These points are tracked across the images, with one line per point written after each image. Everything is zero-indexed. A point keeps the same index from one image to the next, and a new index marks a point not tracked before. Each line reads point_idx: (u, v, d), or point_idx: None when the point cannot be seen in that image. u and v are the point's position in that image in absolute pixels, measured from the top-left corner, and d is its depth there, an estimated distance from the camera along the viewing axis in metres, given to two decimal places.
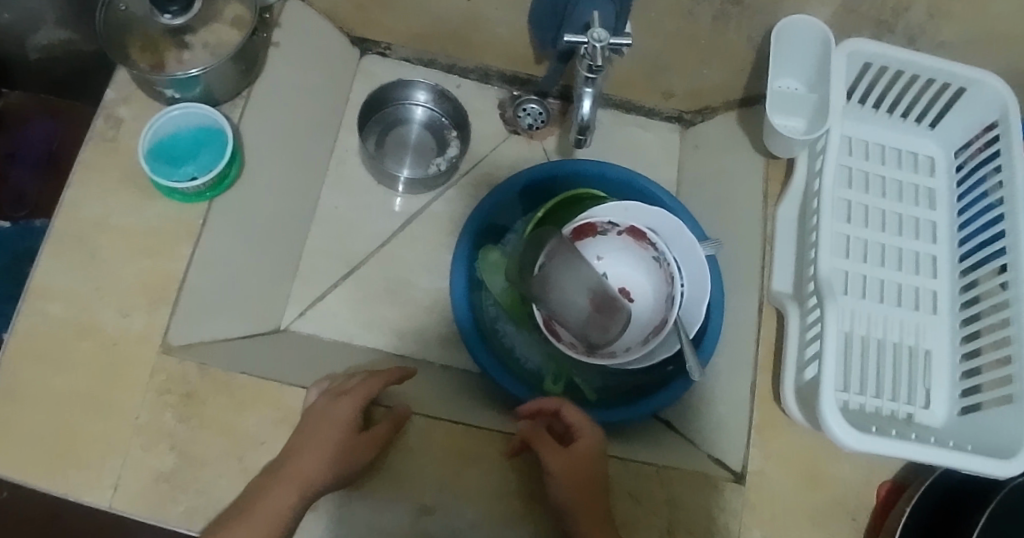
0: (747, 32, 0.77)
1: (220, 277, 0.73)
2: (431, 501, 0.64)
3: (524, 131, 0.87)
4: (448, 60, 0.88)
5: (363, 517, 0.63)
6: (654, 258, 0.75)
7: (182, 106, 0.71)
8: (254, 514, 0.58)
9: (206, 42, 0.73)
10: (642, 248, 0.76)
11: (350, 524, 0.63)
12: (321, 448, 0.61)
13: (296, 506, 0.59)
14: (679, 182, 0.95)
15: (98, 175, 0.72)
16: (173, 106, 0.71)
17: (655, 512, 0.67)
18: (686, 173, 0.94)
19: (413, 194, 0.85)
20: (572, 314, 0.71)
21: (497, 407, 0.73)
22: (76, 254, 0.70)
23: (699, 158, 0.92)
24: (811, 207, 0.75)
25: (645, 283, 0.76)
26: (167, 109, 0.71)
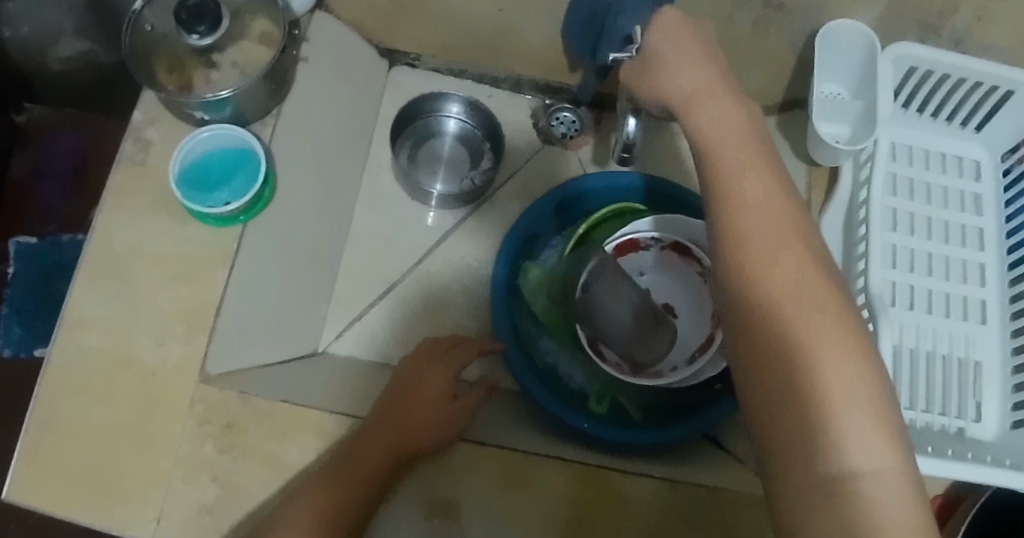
0: (789, 37, 0.75)
1: (256, 301, 0.71)
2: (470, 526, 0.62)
3: (558, 141, 0.85)
4: (478, 70, 0.85)
5: None
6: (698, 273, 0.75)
7: (212, 127, 0.69)
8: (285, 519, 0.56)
9: (235, 61, 0.72)
10: (685, 264, 0.75)
11: None
12: (360, 469, 0.59)
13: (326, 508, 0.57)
14: None
15: (131, 199, 0.71)
16: (204, 127, 0.69)
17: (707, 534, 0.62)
18: None
19: (448, 209, 0.83)
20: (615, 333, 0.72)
21: (541, 429, 0.72)
22: (110, 282, 0.68)
23: None
24: (858, 217, 0.74)
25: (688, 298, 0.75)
26: (198, 130, 0.69)
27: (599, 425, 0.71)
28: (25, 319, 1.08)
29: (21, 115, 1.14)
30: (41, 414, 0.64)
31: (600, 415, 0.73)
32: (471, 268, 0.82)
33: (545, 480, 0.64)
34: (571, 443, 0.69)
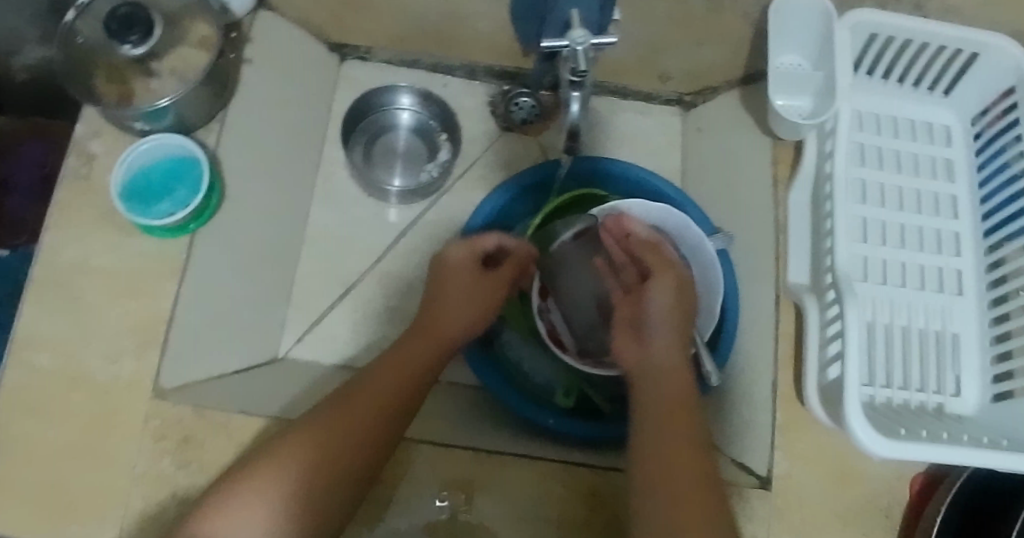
0: (745, 9, 0.72)
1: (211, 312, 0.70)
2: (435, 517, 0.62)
3: (518, 127, 0.81)
4: (430, 59, 0.83)
5: None
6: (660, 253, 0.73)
7: (152, 138, 0.68)
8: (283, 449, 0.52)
9: (174, 68, 0.70)
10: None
11: None
12: (346, 435, 0.54)
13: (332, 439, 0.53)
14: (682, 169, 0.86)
15: (78, 215, 0.70)
16: (143, 139, 0.68)
17: None
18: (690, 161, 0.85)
19: (407, 204, 0.80)
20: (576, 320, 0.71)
21: (507, 427, 0.70)
22: (59, 299, 0.67)
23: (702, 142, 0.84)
24: (824, 193, 0.71)
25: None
26: (137, 143, 0.68)
27: (565, 420, 0.69)
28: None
29: None
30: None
31: (567, 409, 0.72)
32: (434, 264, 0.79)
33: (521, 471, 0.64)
34: (539, 442, 0.68)
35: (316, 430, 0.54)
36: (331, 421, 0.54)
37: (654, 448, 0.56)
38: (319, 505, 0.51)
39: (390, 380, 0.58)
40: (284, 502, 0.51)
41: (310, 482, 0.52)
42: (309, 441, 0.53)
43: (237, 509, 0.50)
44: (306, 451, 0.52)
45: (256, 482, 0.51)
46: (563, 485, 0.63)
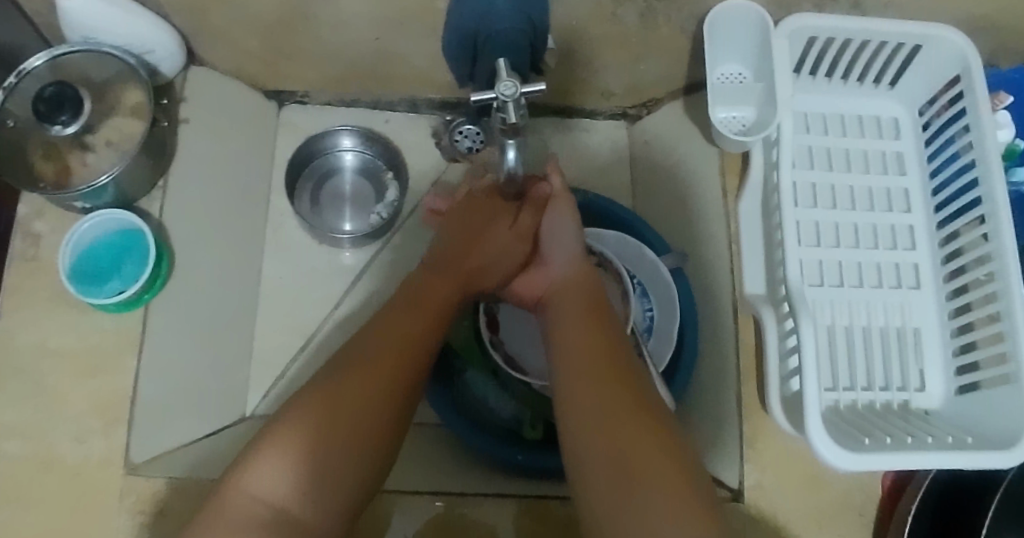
0: (679, 23, 0.71)
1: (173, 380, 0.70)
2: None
3: (464, 156, 0.80)
4: (371, 97, 0.81)
5: None
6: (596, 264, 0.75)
7: (93, 216, 0.68)
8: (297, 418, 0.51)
9: (109, 139, 0.70)
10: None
11: None
12: (393, 378, 0.54)
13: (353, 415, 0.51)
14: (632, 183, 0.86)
15: (28, 298, 0.70)
16: (82, 221, 0.69)
17: None
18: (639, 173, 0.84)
19: (362, 247, 0.80)
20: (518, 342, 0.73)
21: (479, 465, 0.71)
22: (19, 386, 0.67)
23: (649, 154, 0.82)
24: (773, 202, 0.71)
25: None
26: (79, 222, 0.68)
27: (531, 454, 0.69)
28: None
29: None
30: None
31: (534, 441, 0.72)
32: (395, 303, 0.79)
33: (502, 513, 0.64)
34: (506, 479, 0.69)
35: (343, 378, 0.53)
36: (380, 368, 0.54)
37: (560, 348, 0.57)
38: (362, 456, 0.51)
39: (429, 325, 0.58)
40: (332, 453, 0.50)
41: (355, 431, 0.51)
42: (362, 389, 0.52)
43: (288, 454, 0.49)
44: (362, 406, 0.52)
45: (307, 432, 0.50)
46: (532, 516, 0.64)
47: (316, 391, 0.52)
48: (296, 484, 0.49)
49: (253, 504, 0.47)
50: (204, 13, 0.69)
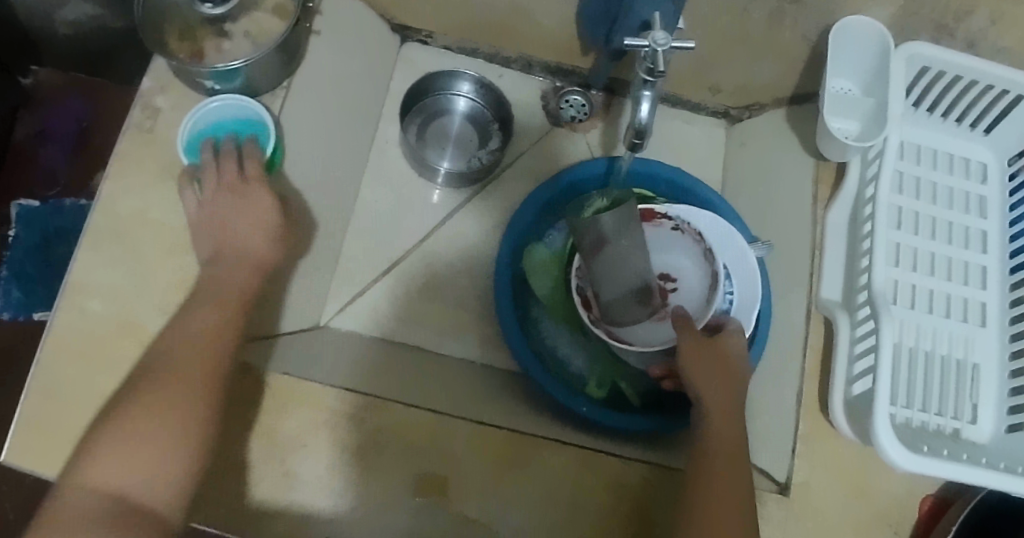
0: (803, 30, 0.74)
1: None
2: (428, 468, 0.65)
3: (566, 123, 0.83)
4: (490, 49, 0.83)
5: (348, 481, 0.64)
6: (671, 227, 0.74)
7: (222, 97, 0.70)
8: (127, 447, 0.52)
9: (247, 31, 0.71)
10: (653, 225, 0.74)
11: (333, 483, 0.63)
12: (178, 387, 0.55)
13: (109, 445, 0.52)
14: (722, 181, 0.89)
15: (136, 167, 0.71)
16: (213, 97, 0.70)
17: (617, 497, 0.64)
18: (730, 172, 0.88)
19: (453, 188, 0.81)
20: (624, 314, 0.71)
21: (541, 413, 0.71)
22: (115, 250, 0.69)
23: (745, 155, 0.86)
24: (864, 214, 0.74)
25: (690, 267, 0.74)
26: (207, 100, 0.70)
27: (594, 411, 0.71)
28: (25, 281, 1.03)
29: (26, 78, 1.10)
30: (42, 376, 0.65)
31: (598, 399, 0.72)
32: (476, 247, 0.80)
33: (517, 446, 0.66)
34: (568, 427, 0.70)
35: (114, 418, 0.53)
36: (166, 384, 0.55)
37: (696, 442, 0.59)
38: (176, 468, 0.53)
39: (191, 341, 0.57)
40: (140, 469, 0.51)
41: (172, 438, 0.53)
42: (145, 412, 0.53)
43: (111, 466, 0.51)
44: (116, 439, 0.52)
45: (115, 449, 0.51)
46: (585, 465, 0.65)
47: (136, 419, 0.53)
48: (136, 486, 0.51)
49: (95, 501, 0.49)
50: None
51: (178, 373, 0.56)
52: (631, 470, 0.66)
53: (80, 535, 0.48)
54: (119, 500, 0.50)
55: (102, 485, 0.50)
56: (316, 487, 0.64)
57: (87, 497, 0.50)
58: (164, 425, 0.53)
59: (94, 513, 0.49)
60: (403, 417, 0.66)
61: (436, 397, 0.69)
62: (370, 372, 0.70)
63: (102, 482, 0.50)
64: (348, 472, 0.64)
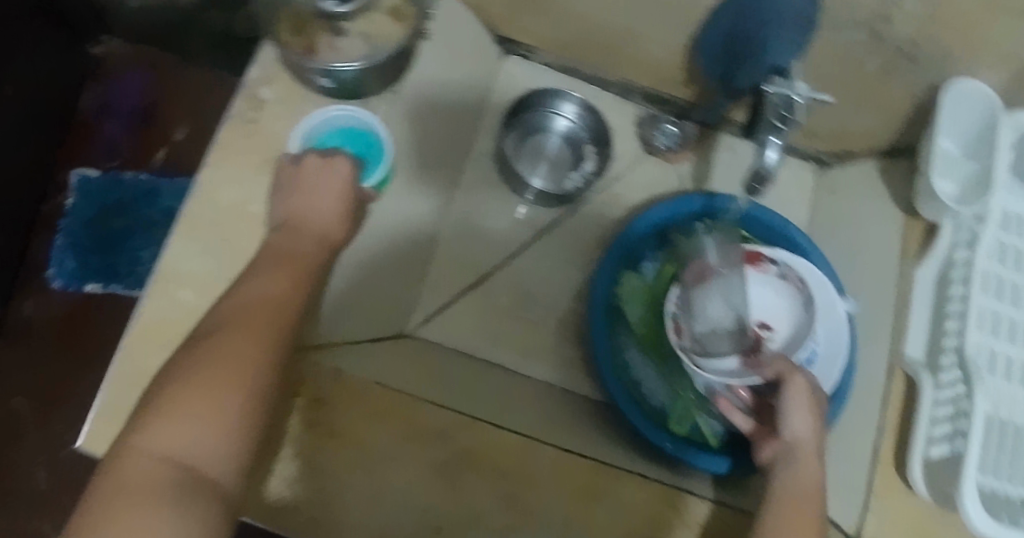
0: (911, 86, 0.75)
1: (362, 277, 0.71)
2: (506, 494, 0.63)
3: (660, 152, 0.82)
4: (591, 71, 0.84)
5: (417, 499, 0.62)
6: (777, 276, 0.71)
7: (342, 108, 0.69)
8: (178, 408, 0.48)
9: (363, 31, 0.70)
10: (761, 271, 0.71)
11: (398, 503, 0.61)
12: (236, 351, 0.51)
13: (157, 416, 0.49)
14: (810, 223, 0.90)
15: (238, 158, 0.70)
16: (336, 106, 0.69)
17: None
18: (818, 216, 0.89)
19: (543, 205, 0.81)
20: (713, 344, 0.68)
21: (622, 443, 0.71)
22: (209, 241, 0.68)
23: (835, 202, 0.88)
24: (954, 275, 0.75)
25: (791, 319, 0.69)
26: (328, 108, 0.69)
27: (677, 447, 0.70)
28: (80, 253, 1.04)
29: (97, 48, 1.10)
30: (123, 365, 0.64)
31: (680, 436, 0.71)
32: (559, 269, 0.80)
33: (598, 479, 0.65)
34: (647, 462, 0.69)
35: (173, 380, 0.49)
36: (225, 342, 0.52)
37: (771, 503, 0.56)
38: (235, 433, 0.49)
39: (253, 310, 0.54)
40: (196, 434, 0.47)
41: (226, 405, 0.49)
42: (204, 370, 0.49)
43: (167, 427, 0.47)
44: (176, 401, 0.48)
45: (173, 408, 0.48)
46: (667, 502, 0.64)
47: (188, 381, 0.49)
48: (190, 451, 0.47)
49: (150, 461, 0.46)
50: None
51: (242, 336, 0.52)
52: (713, 514, 0.65)
53: (131, 498, 0.44)
54: (175, 464, 0.46)
55: (156, 448, 0.46)
56: (388, 508, 0.61)
57: (142, 458, 0.46)
58: (221, 386, 0.49)
59: (147, 475, 0.45)
60: (490, 440, 0.65)
61: (514, 418, 0.69)
62: (458, 387, 0.70)
63: (158, 443, 0.46)
64: (420, 497, 0.61)
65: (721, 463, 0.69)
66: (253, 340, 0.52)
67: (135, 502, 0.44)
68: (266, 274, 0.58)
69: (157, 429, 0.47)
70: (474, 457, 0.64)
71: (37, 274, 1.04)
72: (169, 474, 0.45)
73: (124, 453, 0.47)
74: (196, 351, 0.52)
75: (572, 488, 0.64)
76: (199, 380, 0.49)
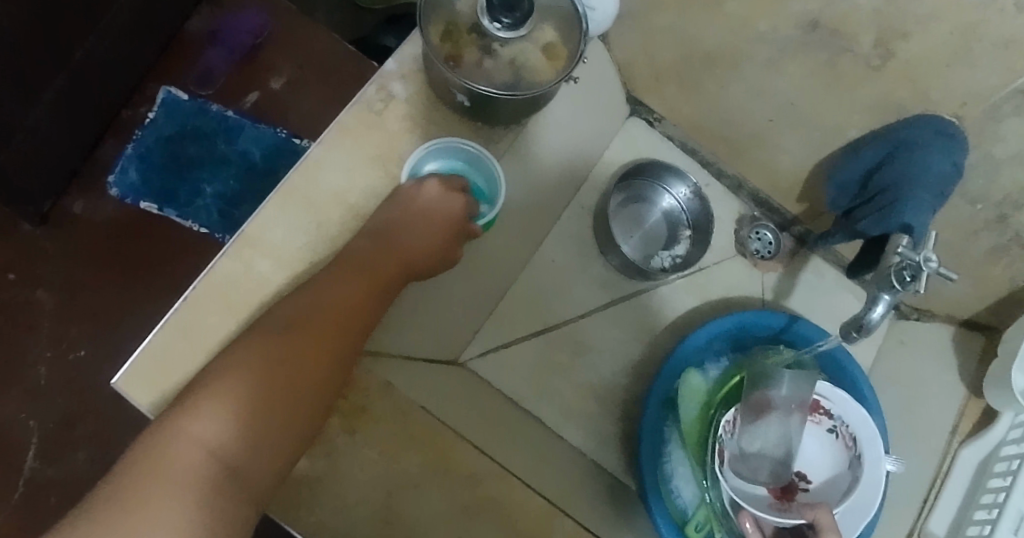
0: (1014, 273, 0.75)
1: (440, 296, 0.70)
2: None
3: (751, 256, 0.84)
4: (708, 157, 0.84)
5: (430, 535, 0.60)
6: (828, 430, 0.74)
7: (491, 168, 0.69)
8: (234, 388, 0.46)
9: (513, 59, 0.69)
10: (814, 421, 0.74)
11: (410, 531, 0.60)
12: (300, 359, 0.49)
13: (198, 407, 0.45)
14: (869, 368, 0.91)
15: (353, 143, 0.68)
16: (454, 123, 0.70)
17: None
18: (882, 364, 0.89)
19: (625, 274, 0.82)
20: (754, 471, 0.68)
21: (637, 533, 0.69)
22: (300, 215, 0.66)
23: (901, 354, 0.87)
24: (994, 467, 0.74)
25: (830, 475, 0.72)
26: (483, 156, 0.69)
27: None
28: (146, 167, 1.03)
29: None
30: (184, 313, 0.62)
31: None
32: (623, 340, 0.81)
33: None
34: None
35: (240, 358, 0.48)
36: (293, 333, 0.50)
37: None
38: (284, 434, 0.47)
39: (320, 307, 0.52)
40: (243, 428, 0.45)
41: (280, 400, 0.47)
42: (258, 365, 0.47)
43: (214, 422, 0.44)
44: (234, 382, 0.46)
45: (220, 395, 0.45)
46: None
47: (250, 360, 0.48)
48: (235, 445, 0.44)
49: (193, 450, 0.43)
50: (656, 10, 0.70)
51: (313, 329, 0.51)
52: None
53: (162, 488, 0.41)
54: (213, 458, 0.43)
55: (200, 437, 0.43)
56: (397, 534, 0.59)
57: (186, 444, 0.43)
58: (275, 390, 0.47)
59: (186, 474, 0.42)
60: (518, 499, 0.63)
61: (541, 479, 0.67)
62: (497, 431, 0.69)
63: (205, 429, 0.43)
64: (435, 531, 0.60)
65: None
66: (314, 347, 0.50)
67: (173, 497, 0.41)
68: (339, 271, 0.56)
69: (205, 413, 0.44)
70: (491, 510, 0.62)
71: (97, 175, 1.02)
72: (213, 474, 0.43)
73: (163, 433, 0.43)
74: (261, 335, 0.50)
75: None
76: (259, 376, 0.47)
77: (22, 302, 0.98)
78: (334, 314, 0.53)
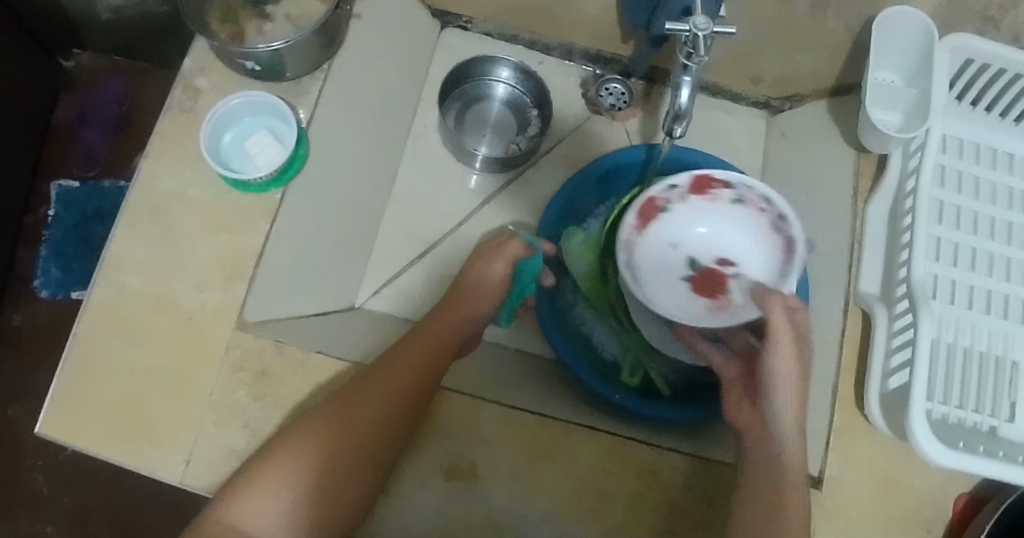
0: (846, 21, 0.73)
1: (292, 252, 0.71)
2: (461, 455, 0.63)
3: (606, 111, 0.85)
4: (531, 37, 0.86)
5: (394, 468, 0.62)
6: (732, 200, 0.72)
7: (244, 95, 0.70)
8: (297, 457, 0.52)
9: (287, 14, 0.73)
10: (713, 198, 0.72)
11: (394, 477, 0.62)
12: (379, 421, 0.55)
13: (271, 475, 0.52)
14: (763, 169, 0.91)
15: (177, 145, 0.71)
16: (235, 94, 0.70)
17: (643, 505, 0.62)
18: (771, 160, 0.89)
19: (491, 173, 0.85)
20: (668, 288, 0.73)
21: (575, 400, 0.71)
22: (152, 227, 0.68)
23: (785, 147, 0.88)
24: (904, 207, 0.72)
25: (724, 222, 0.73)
26: (232, 99, 0.69)
27: (624, 401, 0.71)
28: (64, 261, 1.08)
29: (70, 62, 1.14)
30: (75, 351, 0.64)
31: (632, 388, 0.74)
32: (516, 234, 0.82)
33: (575, 448, 0.64)
34: (600, 416, 0.68)
35: (320, 427, 0.54)
36: (371, 399, 0.56)
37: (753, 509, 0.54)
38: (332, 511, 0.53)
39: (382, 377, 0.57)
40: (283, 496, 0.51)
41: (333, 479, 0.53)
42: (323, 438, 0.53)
43: (260, 495, 0.51)
44: (294, 455, 0.52)
45: (278, 468, 0.52)
46: (634, 471, 0.63)
47: (319, 419, 0.54)
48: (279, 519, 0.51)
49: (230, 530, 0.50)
50: None
51: (389, 394, 0.56)
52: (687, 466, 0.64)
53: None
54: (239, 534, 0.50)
55: (245, 516, 0.50)
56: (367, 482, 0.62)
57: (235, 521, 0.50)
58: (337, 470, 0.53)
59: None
60: (441, 403, 0.64)
61: (457, 382, 0.67)
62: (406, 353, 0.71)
63: (252, 513, 0.50)
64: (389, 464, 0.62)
65: (682, 414, 0.70)
66: (384, 418, 0.55)
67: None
68: (426, 321, 0.64)
69: (259, 483, 0.51)
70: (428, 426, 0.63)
71: (24, 285, 1.08)
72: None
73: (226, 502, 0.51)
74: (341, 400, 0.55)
75: (534, 446, 0.63)
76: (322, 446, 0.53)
77: (1, 424, 1.04)
78: (412, 387, 0.57)
